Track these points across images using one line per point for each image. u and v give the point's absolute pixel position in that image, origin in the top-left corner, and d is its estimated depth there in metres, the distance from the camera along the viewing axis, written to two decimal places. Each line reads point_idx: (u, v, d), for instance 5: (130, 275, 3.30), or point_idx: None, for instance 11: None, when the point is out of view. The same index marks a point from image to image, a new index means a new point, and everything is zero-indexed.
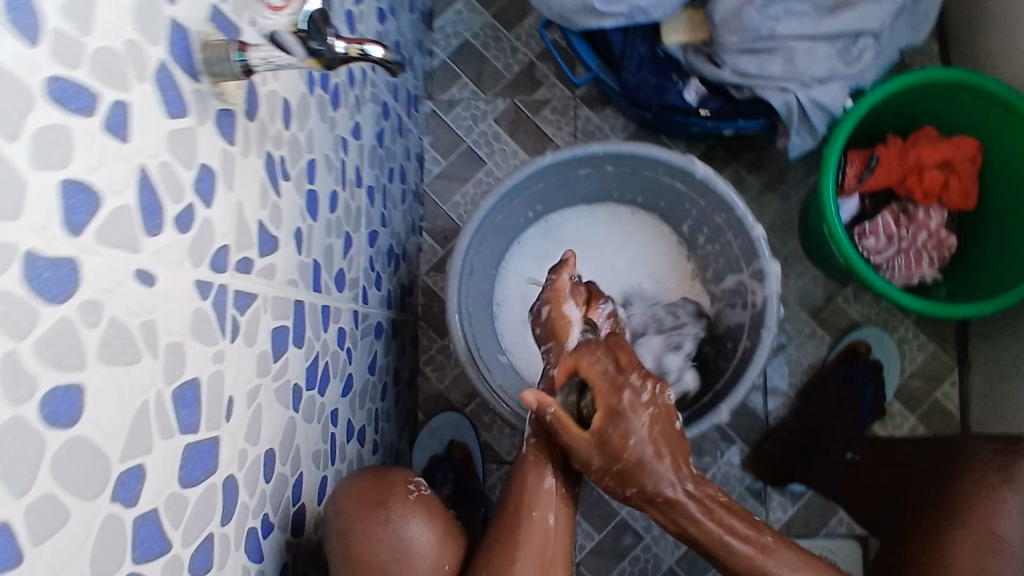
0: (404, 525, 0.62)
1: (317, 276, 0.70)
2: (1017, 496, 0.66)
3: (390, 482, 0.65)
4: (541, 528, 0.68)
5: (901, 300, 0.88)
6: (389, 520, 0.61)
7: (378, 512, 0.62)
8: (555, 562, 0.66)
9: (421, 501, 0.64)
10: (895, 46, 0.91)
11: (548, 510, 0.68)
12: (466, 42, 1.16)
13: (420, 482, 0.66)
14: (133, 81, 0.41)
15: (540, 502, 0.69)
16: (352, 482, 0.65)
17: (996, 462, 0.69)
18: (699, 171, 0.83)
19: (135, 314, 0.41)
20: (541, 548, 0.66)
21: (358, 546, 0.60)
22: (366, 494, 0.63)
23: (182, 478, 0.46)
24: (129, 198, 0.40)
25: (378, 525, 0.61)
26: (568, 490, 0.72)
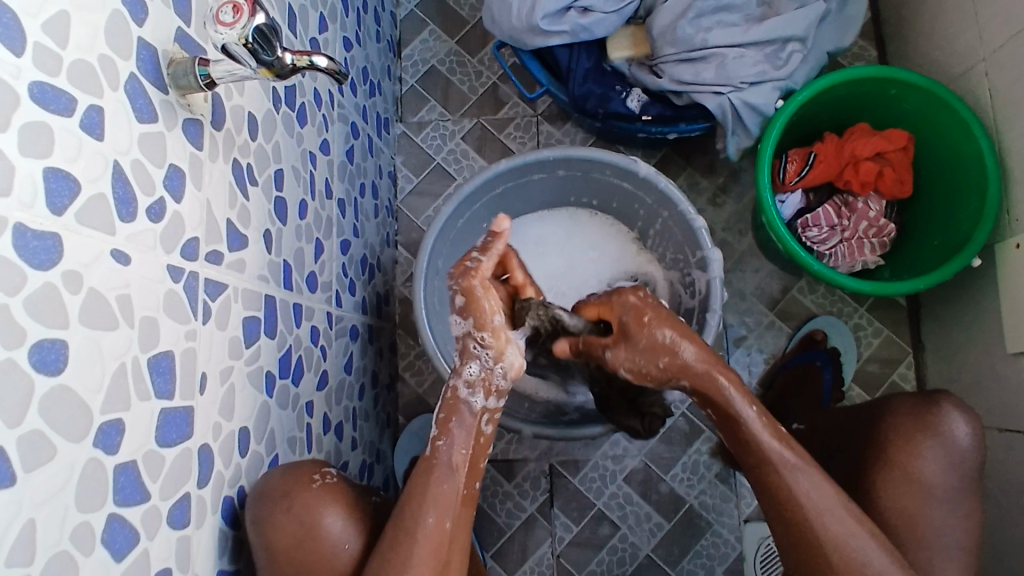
0: (313, 512, 0.66)
1: (288, 275, 0.77)
2: (937, 449, 0.74)
3: (296, 474, 0.68)
4: (436, 533, 0.67)
5: (841, 282, 0.94)
6: (296, 508, 0.65)
7: (285, 503, 0.65)
8: (445, 546, 0.68)
9: (326, 489, 0.69)
10: (821, 49, 0.98)
11: (436, 512, 0.68)
12: (433, 68, 1.25)
13: (325, 471, 0.71)
14: (106, 89, 0.48)
15: (431, 502, 0.68)
16: (264, 475, 0.67)
17: (915, 417, 0.76)
18: (641, 170, 0.90)
19: (111, 287, 0.47)
20: (438, 545, 0.67)
21: (271, 537, 0.64)
22: (276, 484, 0.66)
23: (158, 437, 0.52)
24: (105, 187, 0.47)
25: (284, 514, 0.65)
26: (472, 488, 0.73)
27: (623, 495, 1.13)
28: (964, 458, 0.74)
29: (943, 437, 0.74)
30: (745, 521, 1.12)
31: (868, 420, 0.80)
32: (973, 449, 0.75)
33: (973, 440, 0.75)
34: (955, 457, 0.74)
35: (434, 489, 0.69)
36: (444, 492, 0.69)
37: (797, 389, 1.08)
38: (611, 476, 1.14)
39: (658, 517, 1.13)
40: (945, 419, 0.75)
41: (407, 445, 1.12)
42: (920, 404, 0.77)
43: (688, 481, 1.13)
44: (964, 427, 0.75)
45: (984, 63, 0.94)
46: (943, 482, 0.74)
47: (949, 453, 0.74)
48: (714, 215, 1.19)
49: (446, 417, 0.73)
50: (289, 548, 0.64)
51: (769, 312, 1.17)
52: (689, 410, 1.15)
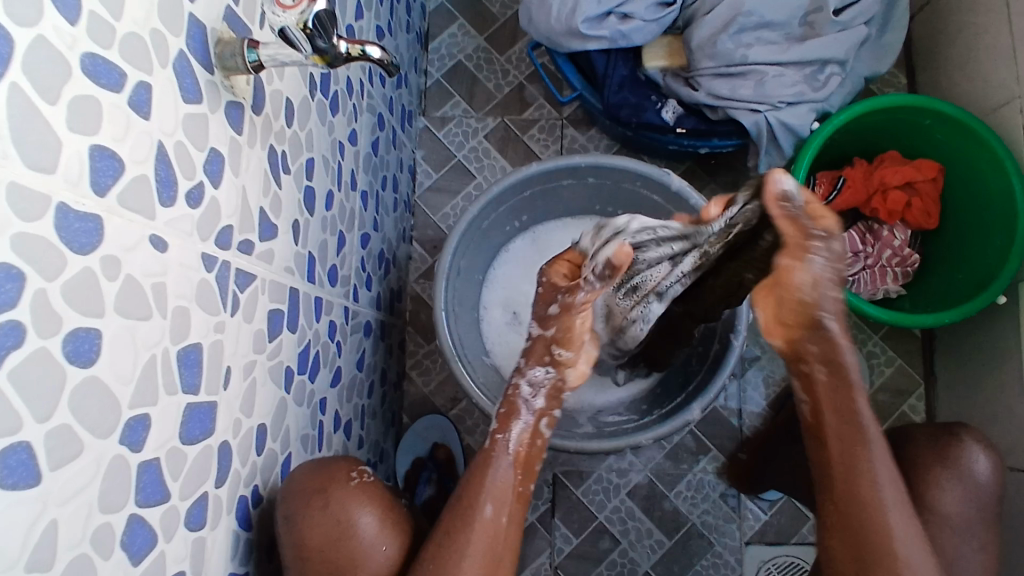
0: (348, 510, 0.64)
1: (312, 268, 0.74)
2: (957, 482, 0.72)
3: (332, 470, 0.67)
4: (492, 525, 0.68)
5: (864, 310, 0.92)
6: (331, 506, 0.64)
7: (320, 499, 0.64)
8: (502, 539, 0.68)
9: (363, 487, 0.67)
10: (858, 74, 0.97)
11: (493, 504, 0.69)
12: (460, 63, 1.23)
13: (363, 469, 0.69)
14: (156, 66, 0.45)
15: (488, 492, 0.69)
16: (296, 471, 0.66)
17: (935, 448, 0.74)
18: (673, 184, 0.88)
19: (147, 275, 0.45)
20: (493, 537, 0.67)
21: (303, 532, 0.63)
22: (306, 481, 0.65)
23: (182, 433, 0.50)
24: (148, 169, 0.45)
25: (320, 511, 0.64)
26: (526, 488, 0.72)
27: (625, 510, 1.12)
28: (984, 492, 0.72)
29: (962, 470, 0.72)
30: (747, 543, 1.11)
31: (889, 449, 0.78)
32: (992, 484, 0.73)
33: (992, 475, 0.73)
34: (975, 491, 0.72)
35: (491, 480, 0.70)
36: (501, 485, 0.70)
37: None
38: (615, 489, 1.13)
39: (659, 534, 1.11)
40: (963, 449, 0.73)
41: (411, 445, 1.10)
42: (939, 434, 0.75)
43: (692, 499, 1.12)
44: (985, 461, 0.73)
45: (1019, 100, 0.94)
46: (962, 515, 0.72)
47: (969, 487, 0.72)
48: None
49: (507, 413, 0.75)
50: (322, 546, 0.63)
51: None
52: (697, 427, 1.14)
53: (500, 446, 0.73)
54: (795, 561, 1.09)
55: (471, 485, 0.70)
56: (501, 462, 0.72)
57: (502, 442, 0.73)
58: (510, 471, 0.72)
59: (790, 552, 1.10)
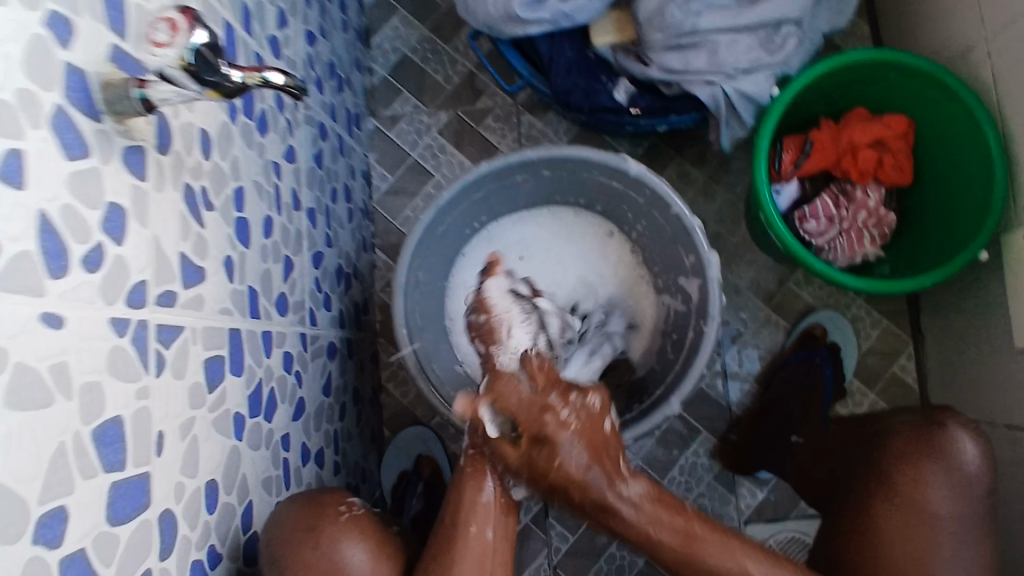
0: (341, 545, 0.63)
1: (254, 303, 0.71)
2: (943, 474, 0.70)
3: (322, 505, 0.67)
4: (482, 543, 0.68)
5: (841, 280, 0.88)
6: (324, 546, 0.63)
7: (311, 536, 0.63)
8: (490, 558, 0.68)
9: (355, 519, 0.66)
10: (818, 31, 0.91)
11: (479, 522, 0.69)
12: (405, 57, 1.17)
13: (352, 502, 0.69)
14: (25, 128, 0.41)
15: (484, 518, 0.69)
16: (283, 511, 0.65)
17: (920, 440, 0.72)
18: (632, 170, 0.84)
19: (44, 357, 0.41)
20: (482, 554, 0.67)
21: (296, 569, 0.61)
22: (296, 518, 0.64)
23: (110, 516, 0.47)
24: (30, 244, 0.41)
25: (311, 549, 0.62)
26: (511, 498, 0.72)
27: None
28: (975, 484, 0.70)
29: (948, 461, 0.70)
30: (745, 523, 1.09)
31: (869, 446, 0.76)
32: (983, 474, 0.70)
33: (982, 464, 0.70)
34: (965, 483, 0.70)
35: (471, 499, 0.70)
36: (485, 507, 0.70)
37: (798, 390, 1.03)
38: None
39: None
40: (948, 438, 0.71)
41: (394, 460, 1.07)
42: (923, 424, 0.73)
43: (686, 484, 1.10)
44: (974, 450, 0.71)
45: (986, 44, 0.89)
46: (953, 511, 0.69)
47: (956, 478, 0.70)
48: (705, 206, 1.13)
49: (476, 470, 0.72)
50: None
51: (765, 306, 1.12)
52: (685, 410, 1.11)
53: (495, 478, 0.72)
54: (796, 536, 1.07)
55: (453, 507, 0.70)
56: (567, 441, 0.69)
57: (496, 477, 0.72)
58: (493, 493, 0.71)
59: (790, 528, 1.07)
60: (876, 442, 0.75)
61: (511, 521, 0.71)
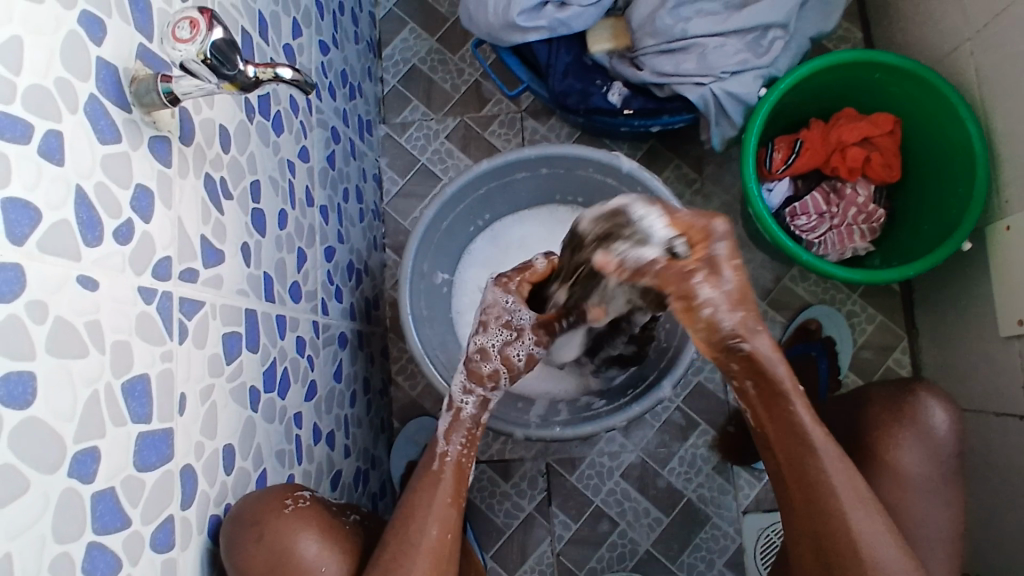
0: (291, 539, 0.64)
1: (269, 287, 0.76)
2: (915, 439, 0.73)
3: (267, 500, 0.66)
4: (437, 544, 0.70)
5: (829, 271, 0.92)
6: (268, 537, 0.63)
7: (257, 532, 0.62)
8: (446, 557, 0.70)
9: (299, 513, 0.66)
10: (804, 35, 0.96)
11: (437, 525, 0.71)
12: (414, 67, 1.24)
13: (297, 495, 0.68)
14: (65, 112, 0.47)
15: (433, 515, 0.71)
16: (235, 502, 0.64)
17: (891, 409, 0.75)
18: (625, 165, 0.89)
19: (79, 314, 0.47)
20: (439, 556, 0.70)
21: (245, 565, 0.61)
22: (245, 513, 0.63)
23: (136, 462, 0.52)
24: (67, 213, 0.46)
25: (256, 544, 0.62)
26: (463, 505, 0.74)
27: (621, 491, 1.13)
28: (943, 447, 0.73)
29: (921, 427, 0.73)
30: (744, 512, 1.11)
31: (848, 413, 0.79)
32: (951, 437, 0.74)
33: (951, 429, 0.74)
34: (935, 447, 0.73)
35: (436, 502, 0.72)
36: (443, 506, 0.72)
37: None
38: (608, 472, 1.13)
39: (657, 511, 1.12)
40: (924, 409, 0.74)
41: (403, 449, 1.12)
42: (897, 394, 0.75)
43: (686, 474, 1.13)
44: (942, 415, 0.74)
45: (969, 43, 0.93)
46: (922, 473, 0.72)
47: (928, 442, 0.73)
48: (703, 206, 1.17)
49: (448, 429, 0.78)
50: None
51: (762, 302, 1.16)
52: (684, 403, 1.14)
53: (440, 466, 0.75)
54: None
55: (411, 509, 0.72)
56: (762, 344, 0.66)
57: (443, 458, 0.76)
58: (456, 499, 0.74)
59: None
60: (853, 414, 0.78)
61: (455, 513, 0.72)
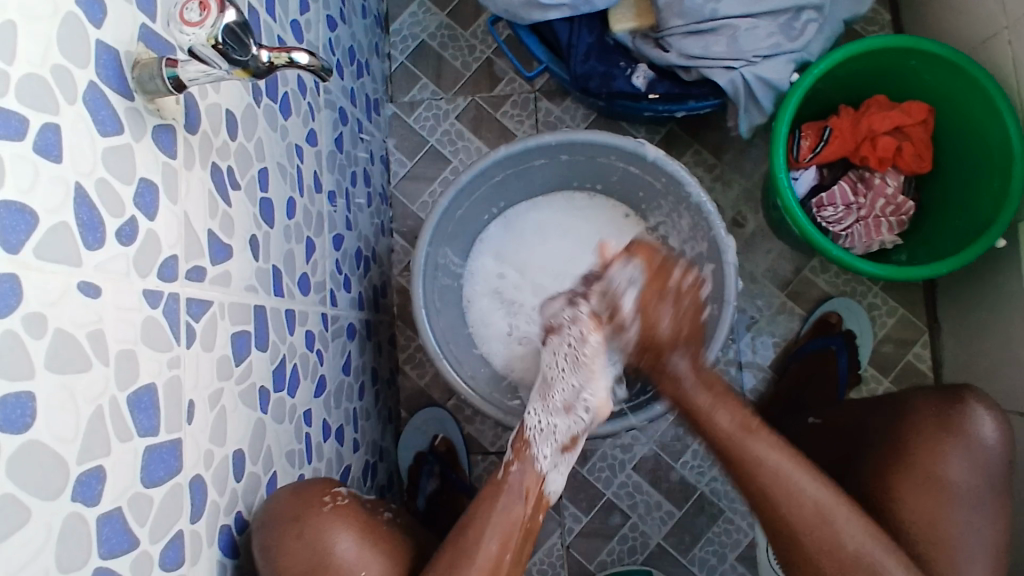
0: (327, 537, 0.64)
1: (279, 281, 0.72)
2: (961, 449, 0.71)
3: (306, 496, 0.66)
4: (493, 559, 0.68)
5: (859, 266, 0.88)
6: (308, 534, 0.63)
7: (296, 528, 0.63)
8: (504, 572, 0.69)
9: (339, 511, 0.66)
10: (838, 16, 0.91)
11: (497, 539, 0.69)
12: (423, 44, 1.18)
13: (337, 492, 0.68)
14: (63, 104, 0.43)
15: (492, 528, 0.70)
16: (269, 500, 0.64)
17: (940, 416, 0.73)
18: (649, 154, 0.85)
19: (81, 325, 0.43)
20: (493, 571, 0.68)
21: (283, 563, 0.61)
22: (283, 509, 0.63)
23: (145, 478, 0.49)
24: (67, 216, 0.43)
25: (295, 541, 0.62)
26: (536, 519, 0.74)
27: (632, 484, 1.11)
28: (992, 459, 0.71)
29: (967, 438, 0.72)
30: None
31: (888, 416, 0.78)
32: (1001, 450, 0.72)
33: (1001, 441, 0.72)
34: (983, 458, 0.71)
35: (499, 513, 0.71)
36: (508, 519, 0.71)
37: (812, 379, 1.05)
38: (620, 465, 1.11)
39: (669, 505, 1.10)
40: (970, 419, 0.72)
41: (411, 441, 1.09)
42: (945, 402, 0.74)
43: (699, 468, 1.11)
44: (991, 425, 0.72)
45: (1007, 31, 0.88)
46: (969, 483, 0.71)
47: (975, 454, 0.71)
48: (722, 193, 1.14)
49: (521, 447, 0.78)
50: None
51: (780, 294, 1.13)
52: None
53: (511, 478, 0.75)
54: None
55: (472, 521, 0.71)
56: (676, 360, 0.80)
57: (514, 473, 0.75)
58: (521, 509, 0.73)
59: None
60: (895, 418, 0.77)
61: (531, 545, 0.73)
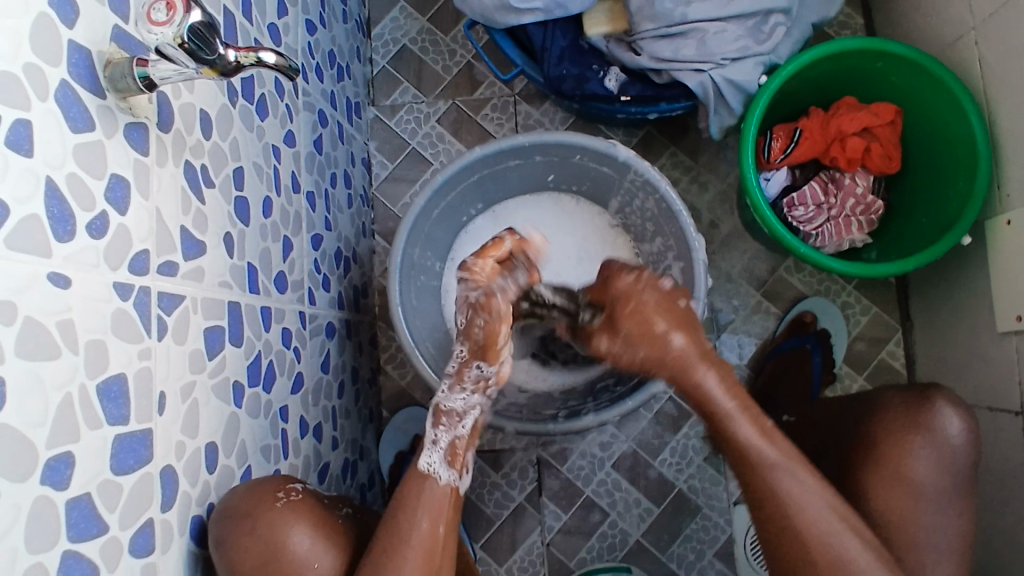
0: (280, 531, 0.63)
1: (254, 278, 0.73)
2: (930, 447, 0.74)
3: (259, 493, 0.65)
4: (429, 537, 0.68)
5: (826, 264, 0.90)
6: (262, 529, 0.62)
7: (250, 524, 0.62)
8: (440, 548, 0.68)
9: (293, 506, 0.66)
10: (806, 20, 0.93)
11: (430, 517, 0.69)
12: (404, 48, 1.20)
13: (290, 488, 0.67)
14: (33, 100, 0.44)
15: (423, 507, 0.69)
16: (229, 493, 0.64)
17: (908, 416, 0.76)
18: (621, 155, 0.87)
19: (50, 314, 0.45)
20: (431, 548, 0.68)
21: (235, 559, 0.61)
22: (239, 502, 0.63)
23: (114, 465, 0.50)
24: (38, 208, 0.44)
25: (248, 537, 0.61)
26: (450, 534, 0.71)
27: (611, 482, 1.12)
28: (958, 457, 0.74)
29: (935, 436, 0.74)
30: (735, 504, 1.11)
31: (860, 413, 0.81)
32: (964, 446, 0.75)
33: (966, 438, 0.75)
34: (948, 455, 0.74)
35: (428, 494, 0.70)
36: (436, 499, 0.70)
37: (786, 374, 1.07)
38: (599, 463, 1.13)
39: (647, 502, 1.12)
40: (935, 417, 0.75)
41: (392, 440, 1.10)
42: (913, 400, 0.77)
43: (677, 465, 1.12)
44: (957, 423, 0.75)
45: (974, 32, 0.90)
46: (937, 482, 0.74)
47: (944, 453, 0.74)
48: (698, 195, 1.17)
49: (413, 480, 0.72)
50: (255, 571, 0.61)
51: (756, 293, 1.15)
52: (677, 394, 1.13)
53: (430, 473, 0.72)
54: None
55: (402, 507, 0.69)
56: (707, 380, 0.73)
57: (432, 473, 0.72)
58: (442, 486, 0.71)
59: None
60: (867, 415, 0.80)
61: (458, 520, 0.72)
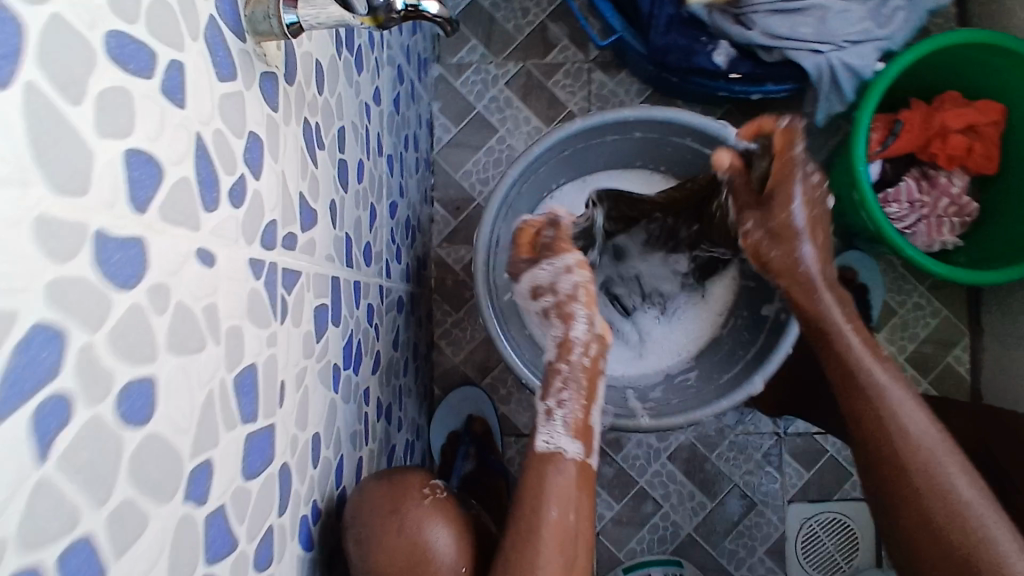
0: (426, 530, 0.58)
1: (350, 251, 0.67)
2: None
3: (403, 487, 0.61)
4: (561, 525, 0.59)
5: (928, 267, 0.86)
6: (407, 527, 0.58)
7: (395, 521, 0.58)
8: (573, 543, 0.59)
9: (436, 504, 0.61)
10: (927, 9, 0.88)
11: (558, 504, 0.60)
12: (475, 2, 1.12)
13: (434, 485, 0.63)
14: (188, 40, 0.37)
15: (550, 494, 0.61)
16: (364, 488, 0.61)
17: None
18: (730, 138, 0.81)
19: (197, 298, 0.38)
20: (564, 538, 0.59)
21: (379, 557, 0.57)
22: (381, 500, 0.59)
23: (244, 469, 0.44)
24: (188, 170, 0.37)
25: (396, 535, 0.57)
26: (585, 517, 0.62)
27: (666, 473, 1.09)
28: None
29: None
30: (789, 501, 1.09)
31: None
32: None
33: None
34: None
35: (551, 480, 0.62)
36: (563, 484, 0.62)
37: None
38: (655, 453, 1.10)
39: (701, 496, 1.09)
40: None
41: (445, 420, 1.06)
42: None
43: (734, 460, 1.10)
44: None
45: None
46: None
47: None
48: None
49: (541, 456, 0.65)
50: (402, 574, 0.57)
51: None
52: None
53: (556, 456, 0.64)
54: (838, 516, 1.08)
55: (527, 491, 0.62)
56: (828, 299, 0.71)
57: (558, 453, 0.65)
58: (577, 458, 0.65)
59: (833, 508, 1.08)
60: None
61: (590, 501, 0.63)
